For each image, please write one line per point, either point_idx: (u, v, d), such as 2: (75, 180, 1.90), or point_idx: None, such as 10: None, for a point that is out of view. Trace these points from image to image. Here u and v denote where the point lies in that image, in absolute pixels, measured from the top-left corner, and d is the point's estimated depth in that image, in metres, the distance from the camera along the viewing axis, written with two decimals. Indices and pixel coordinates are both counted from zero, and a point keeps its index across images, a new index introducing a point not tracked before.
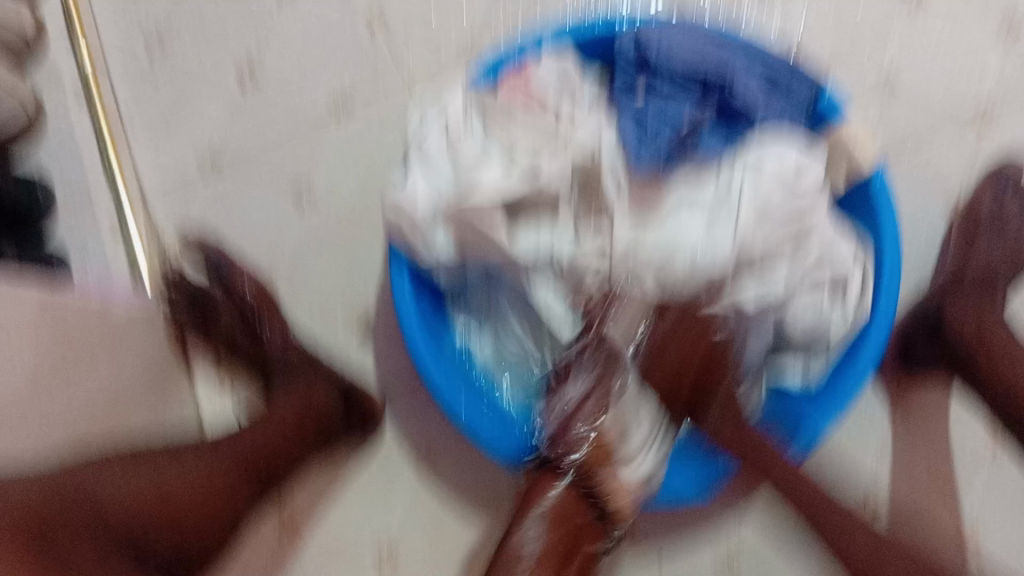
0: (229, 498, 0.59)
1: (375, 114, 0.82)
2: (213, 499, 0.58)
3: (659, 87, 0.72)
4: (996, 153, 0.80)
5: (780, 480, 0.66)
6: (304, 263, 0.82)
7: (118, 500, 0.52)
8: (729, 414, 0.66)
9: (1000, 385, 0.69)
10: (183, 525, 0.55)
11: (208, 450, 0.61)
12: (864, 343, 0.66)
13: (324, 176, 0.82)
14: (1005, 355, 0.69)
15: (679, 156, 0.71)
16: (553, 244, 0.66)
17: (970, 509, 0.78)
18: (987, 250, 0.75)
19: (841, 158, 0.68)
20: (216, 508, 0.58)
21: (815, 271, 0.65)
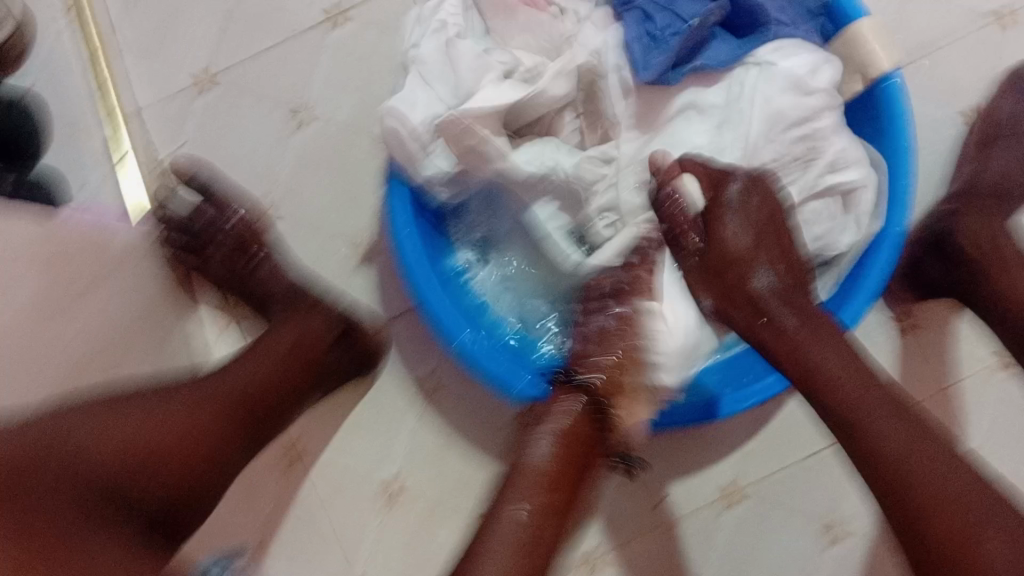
0: (210, 438, 0.58)
1: (374, 26, 0.81)
2: (191, 442, 0.56)
3: None
4: (1014, 57, 0.78)
5: (813, 355, 0.53)
6: (302, 182, 0.80)
7: (92, 444, 0.51)
8: (792, 304, 0.56)
9: (1010, 299, 0.64)
10: (166, 468, 0.54)
11: (182, 392, 0.59)
12: (874, 254, 0.63)
13: (321, 92, 0.80)
14: (1016, 266, 0.65)
15: (685, 64, 0.62)
16: (555, 156, 0.64)
17: (979, 427, 0.77)
18: (1003, 162, 0.72)
19: (855, 64, 0.66)
20: (194, 456, 0.56)
21: (828, 176, 0.63)
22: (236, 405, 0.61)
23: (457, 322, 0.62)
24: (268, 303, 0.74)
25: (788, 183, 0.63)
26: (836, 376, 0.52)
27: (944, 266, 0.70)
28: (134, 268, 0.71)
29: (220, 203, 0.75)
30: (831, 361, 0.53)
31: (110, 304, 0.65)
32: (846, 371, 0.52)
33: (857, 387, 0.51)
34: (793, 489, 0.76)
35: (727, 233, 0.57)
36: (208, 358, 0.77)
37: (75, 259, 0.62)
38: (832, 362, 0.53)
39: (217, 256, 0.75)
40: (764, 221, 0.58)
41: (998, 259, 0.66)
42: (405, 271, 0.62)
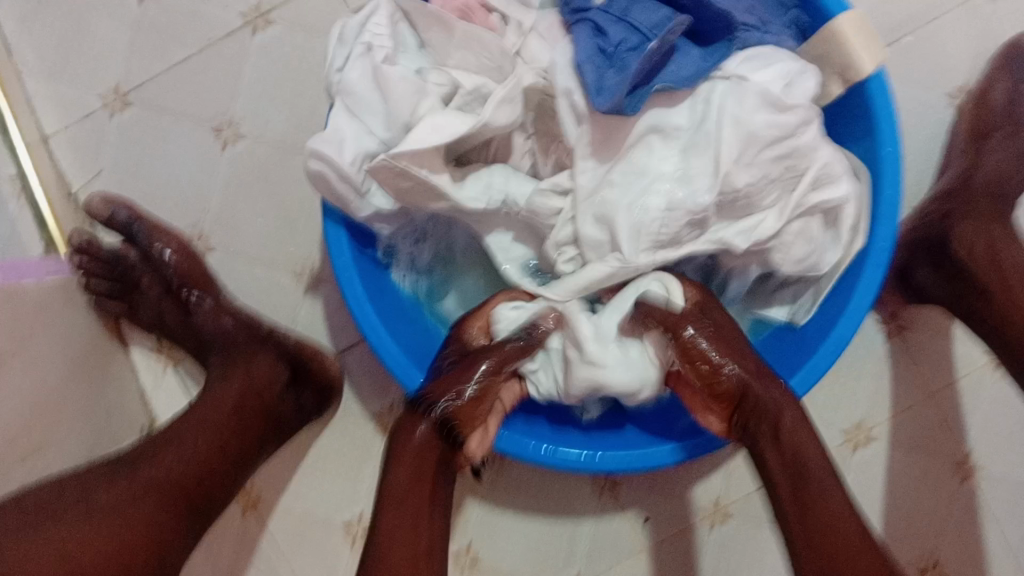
0: (151, 540, 0.50)
1: (301, 30, 0.72)
2: (145, 535, 0.50)
3: (617, 1, 0.55)
4: (1004, 33, 0.72)
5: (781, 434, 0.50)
6: (235, 207, 0.72)
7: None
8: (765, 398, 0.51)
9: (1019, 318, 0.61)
10: None
11: (123, 481, 0.51)
12: (858, 274, 0.59)
13: (247, 106, 0.72)
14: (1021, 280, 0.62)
15: (644, 87, 0.54)
16: (507, 187, 0.58)
17: (976, 431, 0.72)
18: (999, 155, 0.68)
19: (833, 64, 0.59)
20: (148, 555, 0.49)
21: (810, 196, 0.56)
22: (182, 481, 0.54)
23: (414, 371, 0.58)
24: (204, 351, 0.67)
25: (764, 208, 0.56)
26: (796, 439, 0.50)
27: (944, 279, 0.66)
28: (56, 322, 0.64)
29: (145, 242, 0.68)
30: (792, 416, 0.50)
31: (28, 376, 0.58)
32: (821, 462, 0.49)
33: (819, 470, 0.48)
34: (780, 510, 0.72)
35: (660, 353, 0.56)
36: (151, 413, 0.71)
37: None
38: (794, 434, 0.50)
39: (149, 299, 0.69)
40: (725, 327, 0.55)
41: (1001, 273, 0.62)
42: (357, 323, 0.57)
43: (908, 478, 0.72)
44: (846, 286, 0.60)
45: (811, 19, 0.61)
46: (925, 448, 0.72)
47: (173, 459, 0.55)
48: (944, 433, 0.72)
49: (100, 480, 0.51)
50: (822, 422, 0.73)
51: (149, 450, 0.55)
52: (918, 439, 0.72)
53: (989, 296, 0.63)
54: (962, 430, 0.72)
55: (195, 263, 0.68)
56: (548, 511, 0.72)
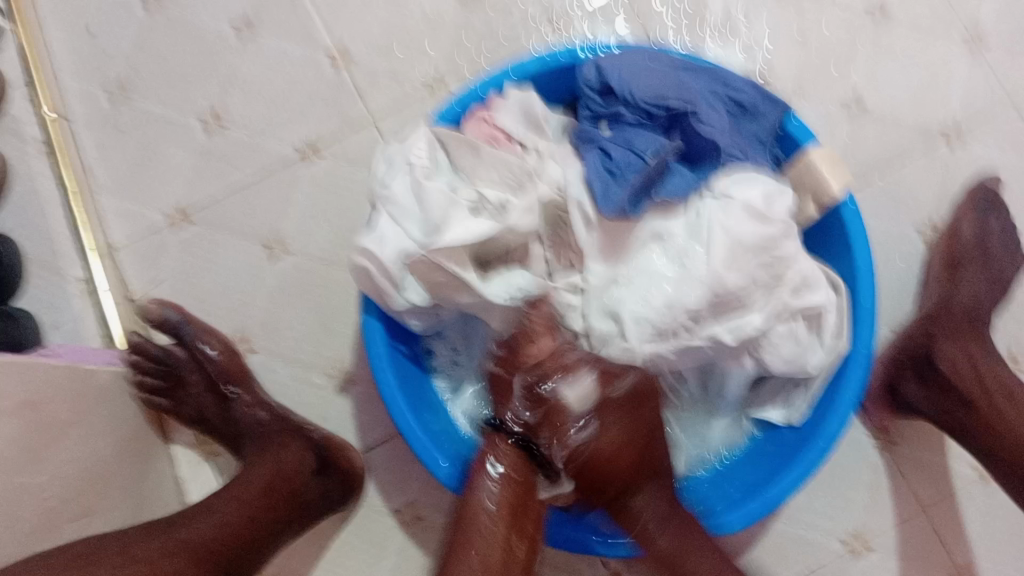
0: None
1: (346, 160, 0.82)
2: None
3: (620, 130, 0.65)
4: (965, 177, 0.82)
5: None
6: (279, 315, 0.80)
7: None
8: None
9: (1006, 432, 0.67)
10: None
11: (160, 538, 0.57)
12: (846, 375, 0.65)
13: (295, 225, 0.81)
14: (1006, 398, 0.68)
15: (645, 198, 0.63)
16: (527, 287, 0.64)
17: (963, 541, 0.77)
18: (973, 283, 0.75)
19: (807, 188, 0.67)
20: None
21: (793, 299, 0.63)
22: (214, 546, 0.59)
23: (437, 452, 0.63)
24: (242, 440, 0.73)
25: (754, 309, 0.62)
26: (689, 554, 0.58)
27: (927, 392, 0.72)
28: (111, 407, 0.70)
29: (191, 341, 0.74)
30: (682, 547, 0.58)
31: (87, 449, 0.63)
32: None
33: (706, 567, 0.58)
34: None
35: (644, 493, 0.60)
36: (184, 498, 0.77)
37: (52, 404, 0.60)
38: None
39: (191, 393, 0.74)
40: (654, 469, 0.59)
41: (985, 388, 0.69)
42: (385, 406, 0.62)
43: None
44: (833, 387, 0.66)
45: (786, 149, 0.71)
46: (917, 558, 0.76)
47: (207, 525, 0.60)
48: (937, 541, 0.76)
49: (141, 536, 0.57)
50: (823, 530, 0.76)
51: (186, 516, 0.61)
52: (910, 547, 0.76)
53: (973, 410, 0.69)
54: (955, 537, 0.77)
55: (237, 362, 0.75)
56: None
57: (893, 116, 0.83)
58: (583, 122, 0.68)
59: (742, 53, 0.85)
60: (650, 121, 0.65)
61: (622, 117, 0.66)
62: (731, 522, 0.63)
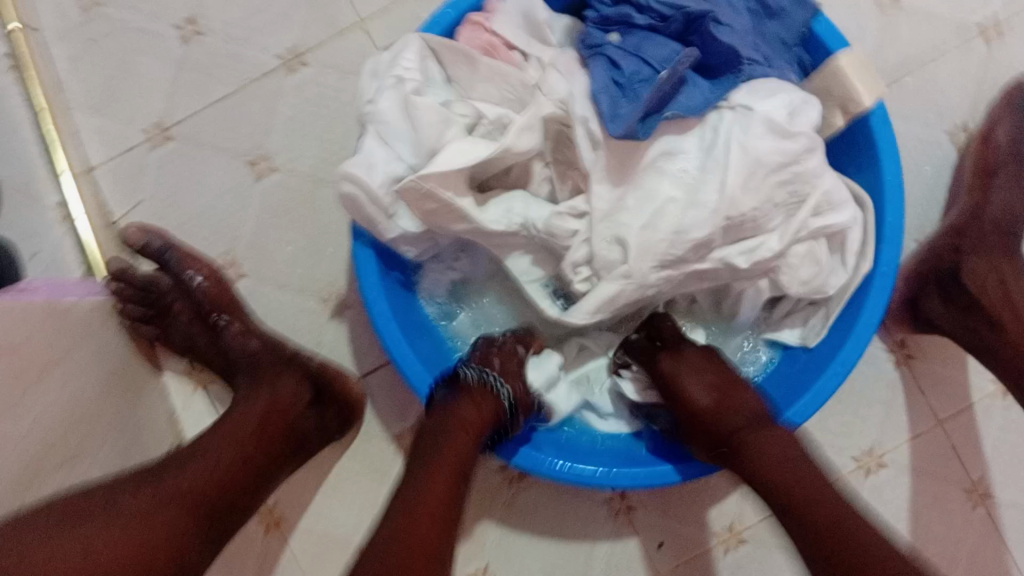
0: (171, 542, 0.52)
1: (334, 70, 0.77)
2: (167, 541, 0.51)
3: (631, 37, 0.58)
4: (999, 77, 0.77)
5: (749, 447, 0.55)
6: (267, 236, 0.76)
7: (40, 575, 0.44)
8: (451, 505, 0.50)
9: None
10: None
11: (150, 489, 0.54)
12: (865, 295, 0.61)
13: (281, 141, 0.77)
14: None
15: (655, 113, 0.57)
16: (526, 212, 0.60)
17: (978, 460, 0.75)
18: (1005, 194, 0.70)
19: (835, 97, 0.61)
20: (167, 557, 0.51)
21: (814, 219, 0.59)
22: (207, 491, 0.56)
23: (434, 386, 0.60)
24: (232, 372, 0.71)
25: (769, 229, 0.58)
26: (780, 461, 0.53)
27: (953, 310, 0.68)
28: (96, 338, 0.68)
29: (176, 268, 0.72)
30: (775, 451, 0.54)
31: (68, 386, 0.61)
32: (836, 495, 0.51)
33: (803, 469, 0.52)
34: None
35: (691, 394, 0.59)
36: (179, 430, 0.76)
37: (29, 344, 0.57)
38: (763, 444, 0.54)
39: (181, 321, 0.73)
40: (724, 384, 0.60)
41: (1011, 307, 0.64)
42: (383, 342, 0.59)
43: (916, 502, 0.74)
44: (854, 307, 0.62)
45: (812, 56, 0.64)
46: (932, 478, 0.74)
47: (197, 472, 0.57)
48: (952, 458, 0.75)
49: (127, 488, 0.53)
50: (834, 449, 0.74)
51: (177, 462, 0.57)
52: (926, 466, 0.74)
53: (1000, 332, 0.64)
54: (970, 454, 0.75)
55: (226, 291, 0.72)
56: (563, 533, 0.73)
57: (926, 10, 0.77)
58: (588, 27, 0.60)
59: None
60: (662, 26, 0.58)
61: (631, 22, 0.59)
62: (604, 479, 0.59)
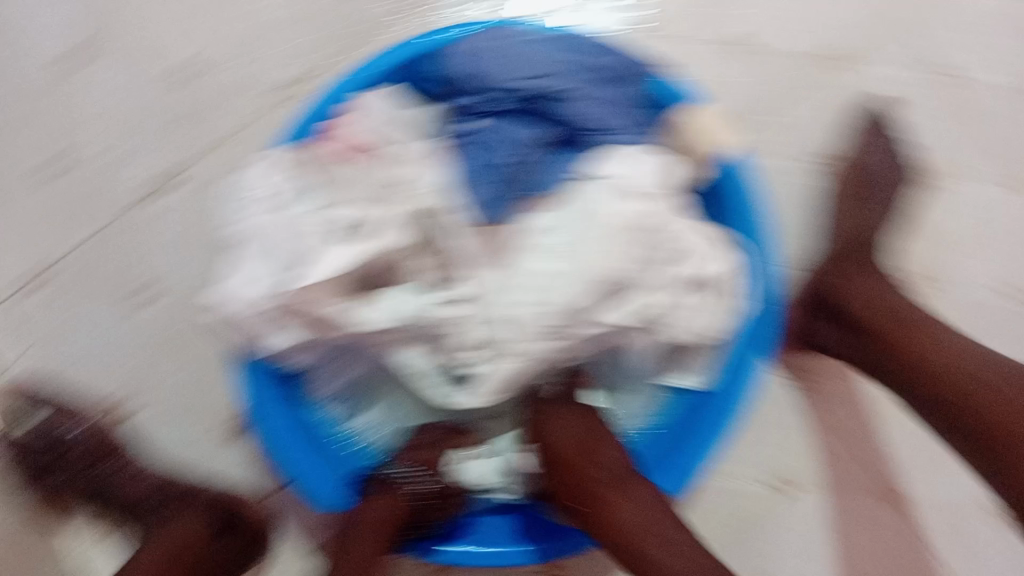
0: None
1: (208, 187, 0.77)
2: None
3: (485, 125, 0.64)
4: (854, 97, 0.80)
5: (616, 511, 0.57)
6: (163, 364, 0.75)
7: None
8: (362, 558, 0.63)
9: (921, 371, 0.63)
10: None
11: None
12: (747, 339, 0.64)
13: (164, 265, 0.76)
14: (923, 331, 0.65)
15: (518, 194, 0.62)
16: (406, 305, 0.59)
17: (896, 472, 0.76)
18: (870, 215, 0.74)
19: (685, 154, 0.64)
20: None
21: (689, 271, 0.59)
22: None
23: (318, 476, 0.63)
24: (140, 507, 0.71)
25: (647, 289, 0.58)
26: (639, 526, 0.56)
27: (840, 332, 0.70)
28: None
29: None
30: (630, 513, 0.57)
31: None
32: (686, 547, 0.55)
33: (671, 534, 0.56)
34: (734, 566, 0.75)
35: (557, 440, 0.61)
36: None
37: None
38: (629, 510, 0.57)
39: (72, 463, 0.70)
40: (592, 439, 0.61)
41: (883, 316, 0.67)
42: (273, 457, 0.62)
43: (840, 521, 0.76)
44: (738, 347, 0.64)
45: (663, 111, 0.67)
46: (851, 493, 0.76)
47: None
48: (862, 473, 0.76)
49: None
50: (754, 479, 0.76)
51: None
52: (843, 483, 0.76)
53: (884, 344, 0.66)
54: (878, 467, 0.77)
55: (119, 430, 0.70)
56: None
57: (771, 44, 0.80)
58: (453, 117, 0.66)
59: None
60: (510, 110, 0.63)
61: (483, 111, 0.64)
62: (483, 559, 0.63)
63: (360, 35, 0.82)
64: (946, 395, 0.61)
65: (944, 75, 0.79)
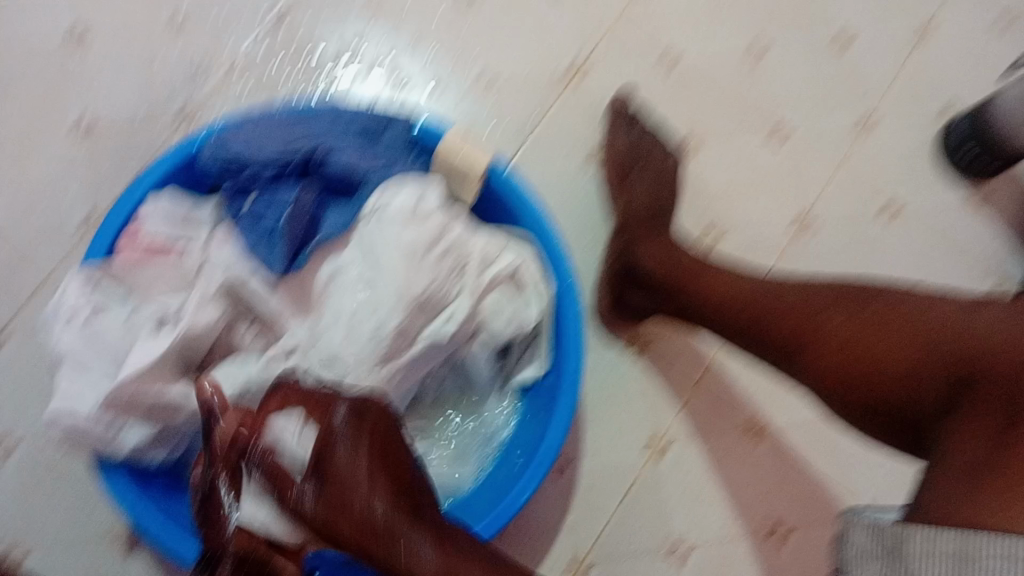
0: None
1: (37, 332, 0.78)
2: None
3: (263, 194, 0.67)
4: (604, 97, 0.91)
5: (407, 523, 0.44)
6: (32, 518, 0.74)
7: None
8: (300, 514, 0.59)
9: (709, 301, 0.69)
10: None
11: None
12: (564, 313, 0.69)
13: (10, 420, 0.76)
14: (697, 269, 0.72)
15: (306, 246, 0.66)
16: (242, 372, 0.63)
17: (743, 402, 0.83)
18: (641, 186, 0.83)
19: (458, 170, 0.70)
20: None
21: (485, 273, 0.66)
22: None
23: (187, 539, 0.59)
24: None
25: (454, 297, 0.65)
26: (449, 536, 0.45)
27: (646, 294, 0.77)
28: None
29: None
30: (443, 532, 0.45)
31: None
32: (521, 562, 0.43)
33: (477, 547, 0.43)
34: (635, 533, 0.79)
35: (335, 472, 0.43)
36: None
37: None
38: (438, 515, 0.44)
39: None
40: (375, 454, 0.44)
41: (686, 274, 0.72)
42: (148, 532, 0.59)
43: (711, 461, 0.82)
44: (560, 324, 0.70)
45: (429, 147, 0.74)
46: (714, 433, 0.82)
47: None
48: (717, 411, 0.83)
49: None
50: (624, 449, 0.81)
51: None
52: (704, 428, 0.82)
53: (687, 291, 0.71)
54: (731, 400, 0.83)
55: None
56: None
57: (522, 72, 0.90)
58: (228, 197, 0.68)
59: (370, 69, 0.89)
60: (285, 174, 0.67)
61: (259, 183, 0.67)
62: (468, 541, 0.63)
63: (148, 146, 0.84)
64: (742, 316, 0.66)
65: (672, 60, 0.93)
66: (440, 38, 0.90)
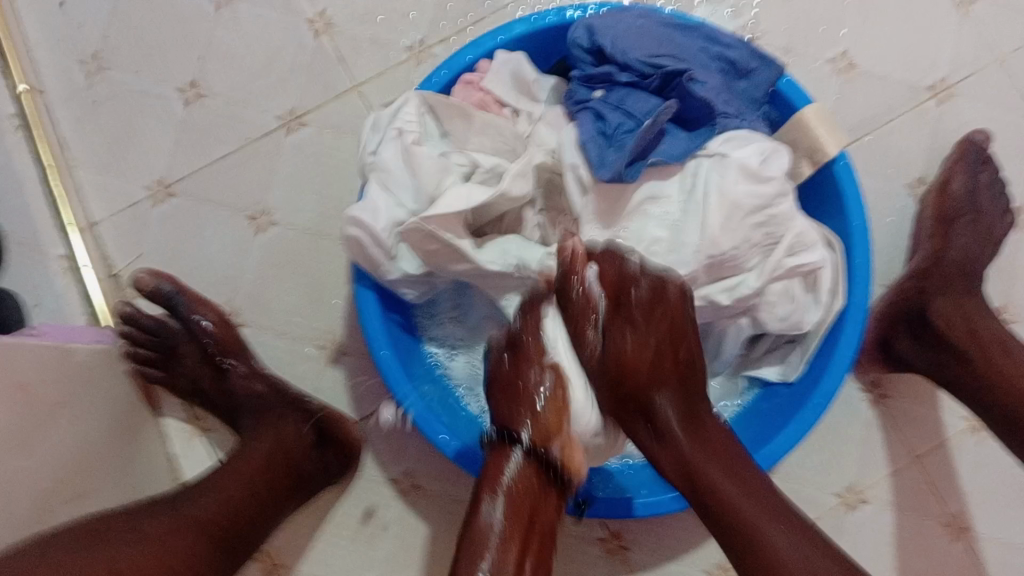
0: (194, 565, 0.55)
1: (331, 129, 0.81)
2: (185, 556, 0.54)
3: (614, 93, 0.64)
4: (955, 131, 0.83)
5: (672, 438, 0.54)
6: (267, 289, 0.78)
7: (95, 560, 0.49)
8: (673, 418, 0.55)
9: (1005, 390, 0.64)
10: None
11: (169, 512, 0.57)
12: (842, 327, 0.65)
13: (281, 197, 0.79)
14: (1003, 352, 0.66)
15: (640, 160, 0.62)
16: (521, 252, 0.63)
17: (959, 495, 0.77)
18: (964, 239, 0.74)
19: (803, 148, 0.67)
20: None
21: (788, 259, 0.62)
22: (219, 521, 0.59)
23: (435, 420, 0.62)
24: (236, 414, 0.72)
25: (748, 268, 0.62)
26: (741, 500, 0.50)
27: (920, 349, 0.71)
28: (100, 381, 0.69)
29: (185, 313, 0.71)
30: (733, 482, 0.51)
31: (76, 427, 0.62)
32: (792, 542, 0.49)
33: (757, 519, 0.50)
34: None
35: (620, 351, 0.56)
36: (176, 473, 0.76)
37: (40, 385, 0.59)
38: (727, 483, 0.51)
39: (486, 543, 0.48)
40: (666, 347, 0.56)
41: (975, 340, 0.67)
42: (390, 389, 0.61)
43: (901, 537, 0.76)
44: (831, 339, 0.66)
45: (779, 111, 0.70)
46: (915, 509, 0.77)
47: (214, 498, 0.60)
48: (928, 492, 0.77)
49: (147, 513, 0.56)
50: (816, 485, 0.77)
51: (197, 489, 0.61)
52: (907, 500, 0.77)
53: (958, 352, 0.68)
54: (948, 486, 0.77)
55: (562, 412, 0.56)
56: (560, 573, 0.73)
57: (881, 73, 0.84)
58: (574, 84, 0.66)
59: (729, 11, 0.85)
60: (643, 82, 0.64)
61: (614, 79, 0.64)
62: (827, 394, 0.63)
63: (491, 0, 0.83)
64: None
65: None
66: (808, 7, 0.85)
